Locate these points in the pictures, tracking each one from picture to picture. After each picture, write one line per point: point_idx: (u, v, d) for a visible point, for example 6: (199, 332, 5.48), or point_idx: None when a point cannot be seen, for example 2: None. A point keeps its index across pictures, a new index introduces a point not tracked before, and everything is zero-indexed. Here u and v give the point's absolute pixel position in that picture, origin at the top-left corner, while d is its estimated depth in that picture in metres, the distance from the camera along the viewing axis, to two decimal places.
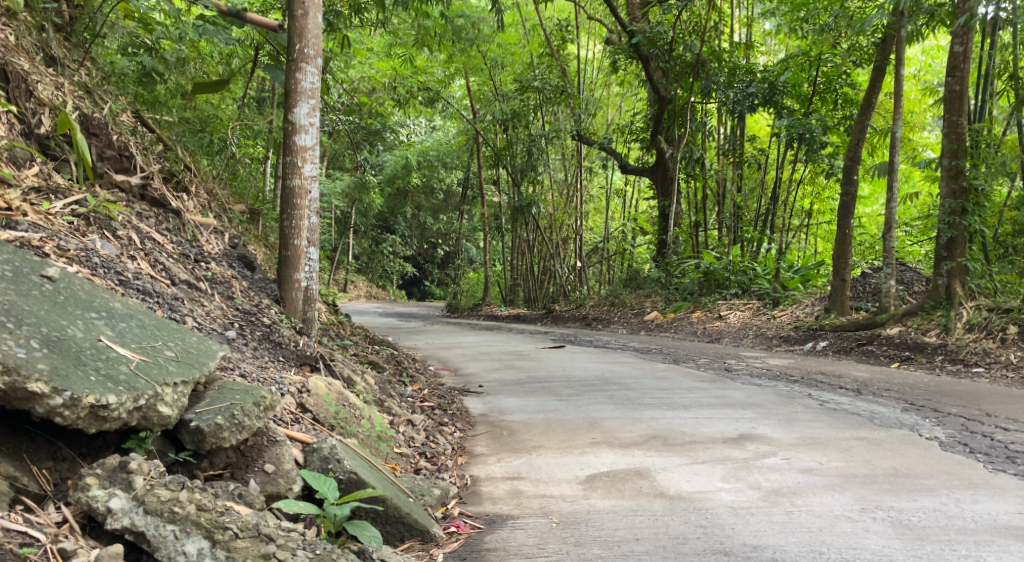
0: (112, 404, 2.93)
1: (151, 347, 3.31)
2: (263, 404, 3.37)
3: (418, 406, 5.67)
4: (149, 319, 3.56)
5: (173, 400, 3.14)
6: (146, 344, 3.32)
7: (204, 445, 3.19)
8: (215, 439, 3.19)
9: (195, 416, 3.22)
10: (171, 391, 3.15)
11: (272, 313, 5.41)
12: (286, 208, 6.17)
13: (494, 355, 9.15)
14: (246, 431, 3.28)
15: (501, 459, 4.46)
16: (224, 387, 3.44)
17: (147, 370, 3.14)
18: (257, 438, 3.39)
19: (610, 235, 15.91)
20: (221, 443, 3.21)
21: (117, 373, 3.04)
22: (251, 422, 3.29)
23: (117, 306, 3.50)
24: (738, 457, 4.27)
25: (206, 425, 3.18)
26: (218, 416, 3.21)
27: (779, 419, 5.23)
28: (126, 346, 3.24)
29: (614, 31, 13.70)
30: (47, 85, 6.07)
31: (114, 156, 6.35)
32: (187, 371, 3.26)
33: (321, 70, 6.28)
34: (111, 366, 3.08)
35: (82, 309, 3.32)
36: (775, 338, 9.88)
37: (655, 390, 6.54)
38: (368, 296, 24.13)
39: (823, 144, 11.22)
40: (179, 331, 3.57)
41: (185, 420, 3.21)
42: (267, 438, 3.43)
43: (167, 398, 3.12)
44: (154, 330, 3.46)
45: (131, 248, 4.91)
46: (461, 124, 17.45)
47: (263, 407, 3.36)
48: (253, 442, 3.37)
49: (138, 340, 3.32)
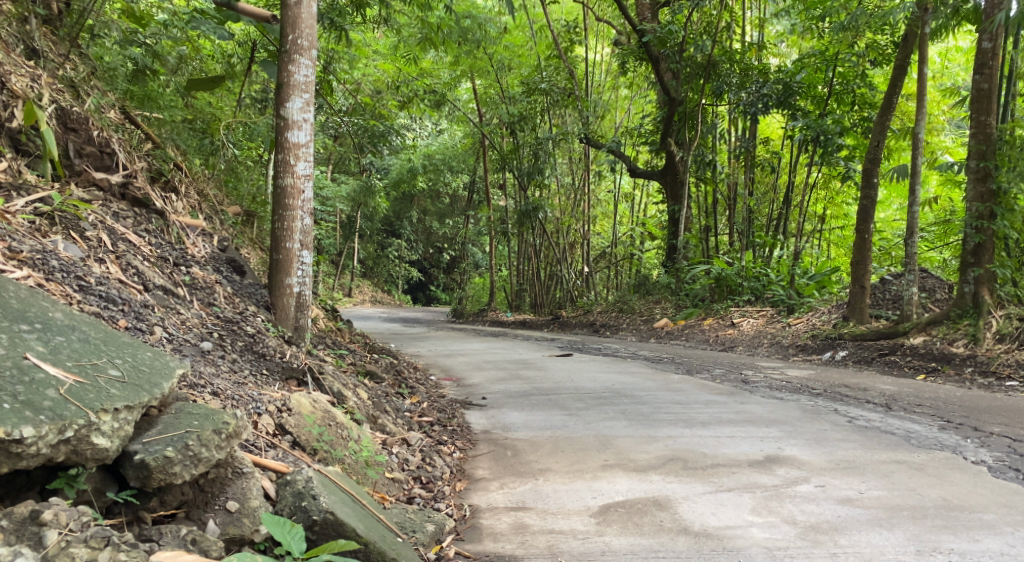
0: (27, 438, 2.54)
1: (91, 367, 2.89)
2: (226, 431, 2.98)
3: (415, 422, 5.25)
4: (96, 332, 3.14)
5: (112, 430, 2.74)
6: (85, 362, 2.91)
7: (150, 483, 2.78)
8: (164, 475, 2.78)
9: (141, 447, 2.81)
10: (110, 419, 2.74)
11: (257, 321, 5.00)
12: (277, 208, 5.76)
13: (498, 364, 8.72)
14: (203, 465, 2.88)
15: (504, 485, 4.03)
16: (182, 410, 3.03)
17: (80, 396, 2.73)
18: (221, 469, 3.00)
19: (617, 240, 15.42)
20: (171, 480, 2.80)
21: (39, 401, 2.64)
22: (209, 454, 2.90)
23: (58, 316, 3.09)
24: (767, 484, 3.84)
25: (155, 459, 2.78)
26: (167, 448, 2.81)
27: (807, 438, 4.80)
28: (60, 366, 2.83)
29: (624, 32, 13.25)
30: (21, 77, 5.66)
31: (94, 153, 5.97)
32: (133, 395, 2.85)
33: (317, 63, 5.88)
34: (35, 391, 2.67)
35: (11, 320, 2.91)
36: (792, 347, 9.43)
37: (669, 404, 6.10)
38: (374, 301, 23.69)
39: (840, 146, 10.74)
40: (131, 346, 3.15)
41: (129, 452, 2.79)
42: (232, 471, 3.03)
43: (104, 428, 2.72)
44: (99, 346, 3.05)
45: (100, 250, 4.52)
46: (466, 127, 17.01)
47: (226, 435, 2.97)
48: (215, 476, 2.98)
49: (76, 358, 2.91)
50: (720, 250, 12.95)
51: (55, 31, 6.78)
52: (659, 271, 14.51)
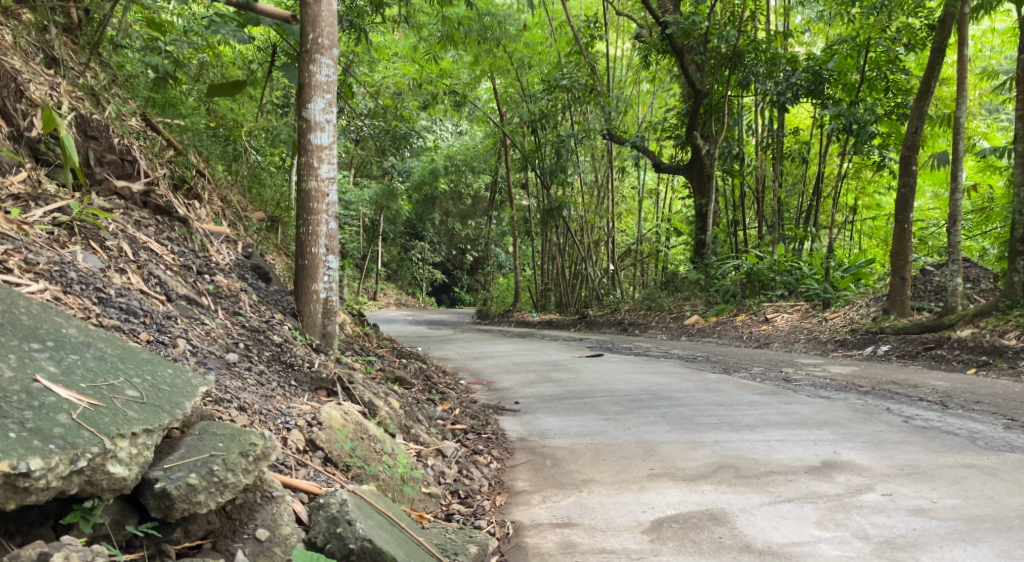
0: (36, 470, 2.36)
1: (107, 389, 2.71)
2: (253, 454, 2.78)
3: (448, 430, 5.04)
4: (113, 348, 2.96)
5: (130, 456, 2.56)
6: (100, 383, 2.73)
7: (173, 514, 2.60)
8: (187, 504, 2.60)
9: (163, 474, 2.63)
10: (127, 445, 2.56)
11: (284, 329, 4.81)
12: (301, 213, 5.57)
13: (528, 366, 8.49)
14: (230, 491, 2.69)
15: (546, 499, 3.81)
16: (206, 431, 2.85)
17: (94, 420, 2.55)
18: (250, 494, 2.82)
19: (643, 236, 15.14)
20: (195, 509, 2.62)
21: (49, 428, 2.47)
22: (235, 479, 2.71)
23: (71, 332, 2.91)
24: (828, 493, 3.61)
25: (176, 488, 2.59)
26: (191, 474, 2.63)
27: (864, 441, 4.53)
28: (72, 388, 2.66)
29: (646, 25, 12.96)
30: (39, 85, 5.52)
31: (115, 161, 5.79)
32: (151, 417, 2.66)
33: (338, 63, 5.69)
34: (45, 416, 2.50)
35: (21, 338, 2.73)
36: (830, 342, 9.12)
37: (710, 407, 5.83)
38: (398, 303, 23.51)
39: (874, 134, 10.33)
40: (150, 363, 2.96)
41: (149, 479, 2.61)
42: (260, 494, 2.84)
43: (120, 456, 2.54)
44: (116, 363, 2.87)
45: (121, 259, 4.34)
46: (487, 128, 16.78)
47: (253, 458, 2.77)
48: (243, 501, 2.80)
49: (91, 379, 2.73)
50: (750, 244, 12.63)
51: (76, 40, 6.67)
52: (687, 268, 14.19)
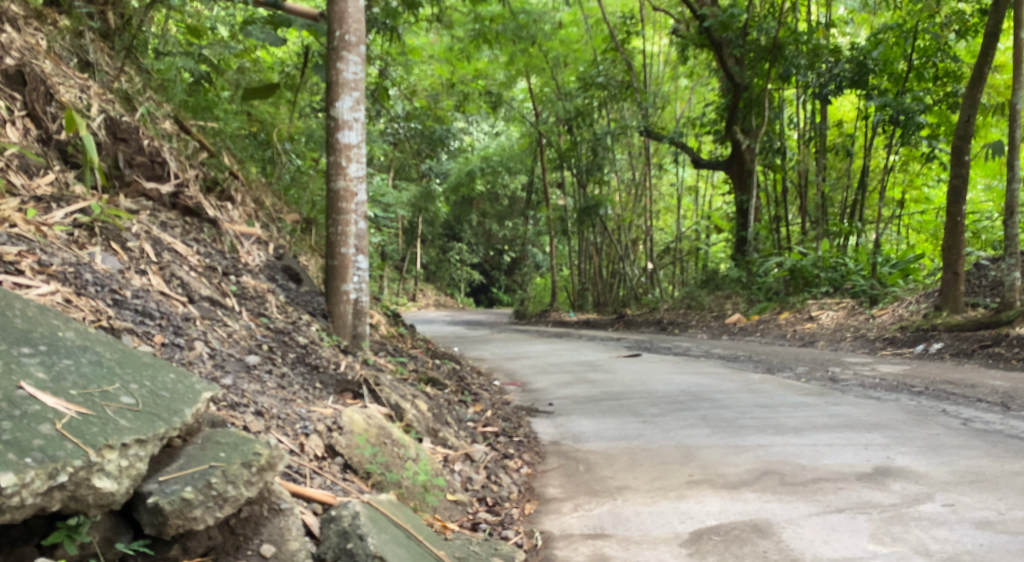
0: (10, 487, 2.24)
1: (100, 395, 2.60)
2: (257, 464, 2.65)
3: (480, 433, 4.85)
4: (112, 352, 2.85)
5: (118, 469, 2.44)
6: (93, 390, 2.62)
7: (167, 531, 2.48)
8: (182, 519, 2.48)
9: (157, 487, 2.51)
10: (116, 457, 2.44)
11: (310, 330, 4.66)
12: (330, 213, 5.43)
13: (565, 367, 8.28)
14: (230, 505, 2.57)
15: (578, 507, 3.62)
16: (209, 440, 2.72)
17: (80, 431, 2.43)
18: (255, 506, 2.69)
19: (682, 234, 14.82)
20: (192, 525, 2.50)
21: (29, 440, 2.35)
22: (235, 492, 2.58)
23: (68, 336, 2.81)
24: (882, 503, 3.37)
25: (170, 502, 2.46)
26: (186, 487, 2.51)
27: (921, 445, 4.27)
28: (60, 396, 2.55)
29: (683, 19, 12.65)
30: (70, 88, 5.46)
31: (145, 162, 5.65)
32: (144, 426, 2.54)
33: (366, 59, 5.53)
34: (26, 427, 2.39)
35: (11, 343, 2.64)
36: (879, 340, 8.76)
37: (753, 408, 5.58)
38: (437, 304, 23.40)
39: (923, 124, 9.88)
40: (151, 368, 2.84)
41: (142, 493, 2.49)
42: (268, 506, 2.72)
43: (109, 468, 2.41)
44: (113, 369, 2.75)
45: (143, 260, 4.23)
46: (523, 128, 16.57)
47: (257, 468, 2.65)
48: (249, 514, 2.67)
49: (82, 386, 2.62)
50: (794, 240, 12.24)
51: (112, 45, 6.63)
52: (727, 265, 13.82)
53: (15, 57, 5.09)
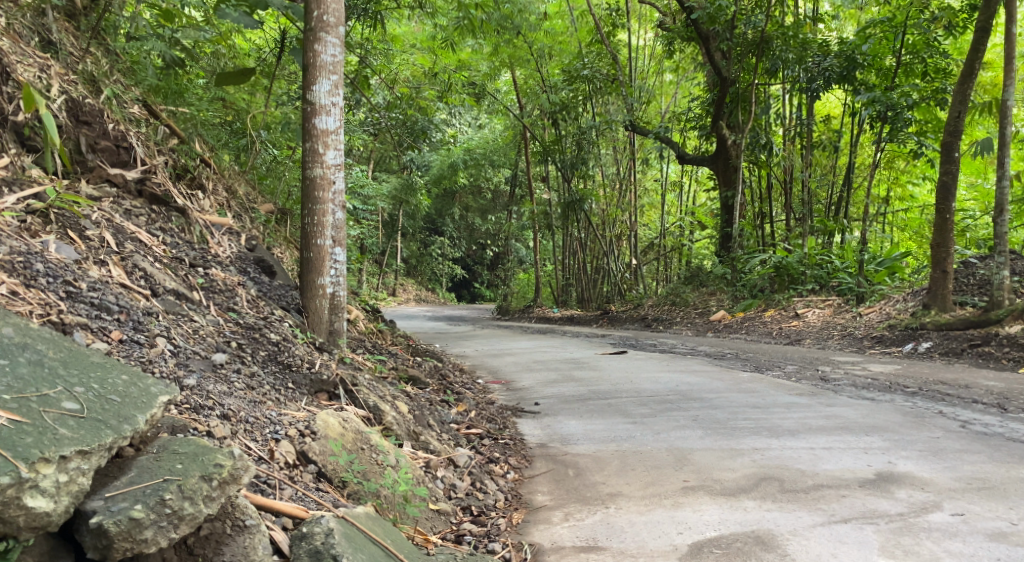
0: None
1: (39, 401, 2.40)
2: (218, 478, 2.46)
3: (462, 434, 4.64)
4: (56, 351, 2.64)
5: (56, 486, 2.24)
6: (30, 395, 2.41)
7: (113, 555, 2.27)
8: (129, 543, 2.27)
9: (102, 506, 2.30)
10: (53, 472, 2.24)
11: (283, 327, 4.42)
12: (306, 202, 5.18)
13: (549, 364, 8.07)
14: (186, 524, 2.37)
15: (569, 517, 3.44)
16: (164, 450, 2.53)
17: (11, 443, 2.23)
18: (217, 523, 2.48)
19: (666, 230, 14.64)
20: (142, 548, 2.30)
21: None
22: (193, 509, 2.38)
23: (6, 331, 2.59)
24: (889, 512, 3.21)
25: (116, 522, 2.27)
26: (135, 506, 2.31)
27: (923, 448, 4.10)
28: None
29: (669, 12, 12.45)
30: (28, 67, 5.14)
31: (109, 148, 5.40)
32: (88, 436, 2.34)
33: (344, 41, 5.28)
34: None
35: None
36: (866, 339, 8.61)
37: (745, 409, 5.39)
38: (418, 299, 23.11)
39: (911, 120, 9.70)
40: (100, 369, 2.65)
41: (84, 512, 2.29)
42: (231, 524, 2.51)
43: (44, 486, 2.21)
44: (56, 370, 2.55)
45: (103, 250, 3.97)
46: (506, 121, 16.31)
47: (218, 482, 2.46)
48: (209, 531, 2.47)
49: (18, 390, 2.41)
50: (779, 237, 12.09)
51: (78, 25, 6.33)
52: (712, 262, 13.65)
53: None
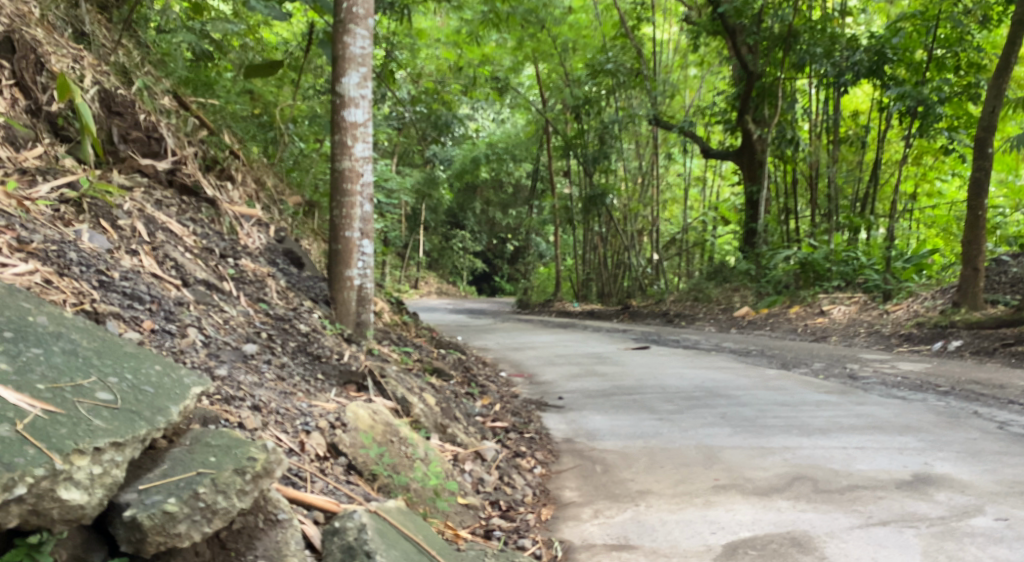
0: None
1: (73, 390, 2.39)
2: (251, 471, 2.42)
3: (489, 428, 4.60)
4: (89, 341, 2.64)
5: (90, 478, 2.21)
6: (64, 384, 2.40)
7: (146, 548, 2.25)
8: (163, 537, 2.24)
9: (135, 499, 2.28)
10: (88, 464, 2.21)
11: (312, 318, 4.39)
12: (335, 194, 5.16)
13: (572, 358, 8.02)
14: (219, 519, 2.34)
15: (598, 513, 3.40)
16: (198, 442, 2.51)
17: (46, 432, 2.21)
18: (249, 517, 2.46)
19: (688, 226, 14.52)
20: (175, 542, 2.27)
21: None
22: (226, 503, 2.35)
23: (40, 321, 2.60)
24: (929, 515, 3.17)
25: (150, 515, 2.24)
26: (169, 500, 2.28)
27: (961, 450, 4.01)
28: (27, 391, 2.32)
29: (695, 6, 12.33)
30: (61, 57, 5.15)
31: (141, 138, 5.39)
32: (122, 427, 2.32)
33: (374, 33, 5.24)
34: None
35: None
36: (894, 336, 8.48)
37: (774, 406, 5.31)
38: (439, 292, 23.14)
39: (942, 116, 9.51)
40: (132, 360, 2.64)
41: (118, 504, 2.27)
42: (263, 518, 2.48)
43: (78, 478, 2.18)
44: (89, 360, 2.55)
45: (135, 240, 3.96)
46: (529, 115, 16.24)
47: (251, 476, 2.42)
48: (242, 525, 2.44)
49: (51, 380, 2.40)
50: (804, 233, 11.95)
51: (111, 17, 6.43)
52: (735, 258, 13.52)
53: (4, 23, 4.81)
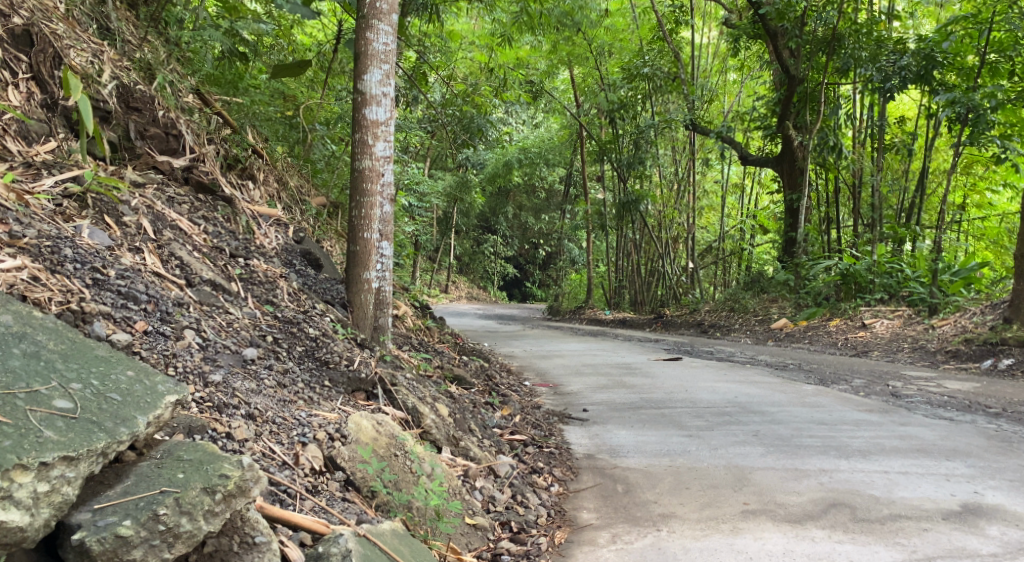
0: None
1: (30, 398, 2.35)
2: (221, 491, 2.40)
3: (506, 440, 4.39)
4: (57, 343, 2.61)
5: (33, 496, 2.18)
6: (22, 391, 2.37)
7: None
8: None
9: (88, 519, 2.25)
10: (31, 482, 2.18)
11: (323, 322, 4.22)
12: (354, 194, 4.99)
13: (600, 368, 7.78)
14: (184, 543, 2.32)
15: (616, 538, 3.22)
16: (169, 456, 2.48)
17: None
18: (223, 539, 2.41)
19: (726, 234, 14.16)
20: None
21: None
22: (190, 526, 2.33)
23: (7, 321, 2.57)
24: (980, 552, 3.01)
25: (101, 539, 2.21)
26: (123, 521, 2.25)
27: (1013, 478, 3.73)
28: None
29: (735, 9, 12.04)
30: (81, 52, 5.00)
31: (159, 135, 5.28)
32: (75, 440, 2.29)
33: (397, 30, 5.07)
34: None
35: None
36: (940, 353, 8.09)
37: (809, 424, 5.04)
38: (470, 297, 22.96)
39: (994, 123, 9.01)
40: (103, 365, 2.61)
41: (69, 525, 2.23)
42: (238, 541, 2.43)
43: (19, 498, 2.16)
44: (55, 364, 2.51)
45: (139, 237, 3.83)
46: (563, 120, 15.97)
47: (221, 495, 2.40)
48: (215, 548, 2.40)
49: (9, 386, 2.36)
50: (845, 243, 11.53)
51: (138, 15, 6.33)
52: (774, 268, 13.11)
53: (25, 16, 4.62)
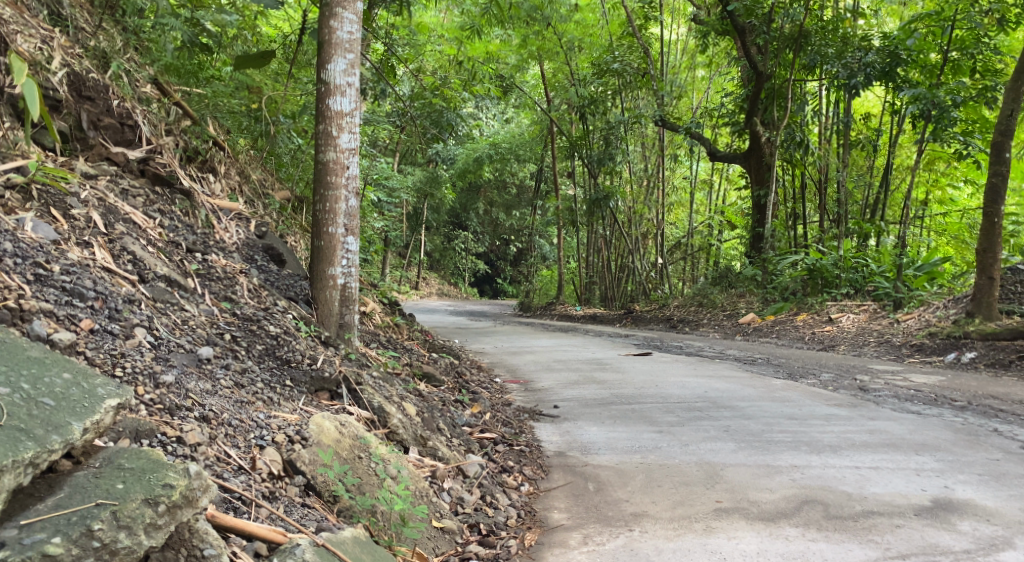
0: None
1: None
2: (165, 502, 2.28)
3: (474, 438, 4.29)
4: None
5: None
6: None
7: None
8: None
9: (14, 536, 2.10)
10: None
11: (285, 319, 4.09)
12: (318, 187, 4.84)
13: (570, 364, 7.71)
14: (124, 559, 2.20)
15: (588, 540, 3.13)
16: (109, 465, 2.35)
17: None
18: (169, 553, 2.31)
19: (694, 229, 14.18)
20: None
21: None
22: (129, 542, 2.21)
23: None
24: (954, 549, 2.96)
25: (26, 559, 2.07)
26: (53, 537, 2.12)
27: (983, 472, 3.71)
28: None
29: (704, 5, 12.01)
30: (28, 37, 4.74)
31: (113, 125, 5.10)
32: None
33: (362, 18, 4.92)
34: None
35: None
36: (905, 347, 8.12)
37: (780, 420, 5.00)
38: (441, 294, 22.82)
39: (957, 120, 9.04)
40: (36, 368, 2.47)
41: None
42: (185, 554, 2.33)
43: None
44: None
45: (88, 230, 3.66)
46: (533, 115, 15.89)
47: (165, 507, 2.28)
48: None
49: None
50: (812, 238, 11.57)
51: None
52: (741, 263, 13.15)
53: None
